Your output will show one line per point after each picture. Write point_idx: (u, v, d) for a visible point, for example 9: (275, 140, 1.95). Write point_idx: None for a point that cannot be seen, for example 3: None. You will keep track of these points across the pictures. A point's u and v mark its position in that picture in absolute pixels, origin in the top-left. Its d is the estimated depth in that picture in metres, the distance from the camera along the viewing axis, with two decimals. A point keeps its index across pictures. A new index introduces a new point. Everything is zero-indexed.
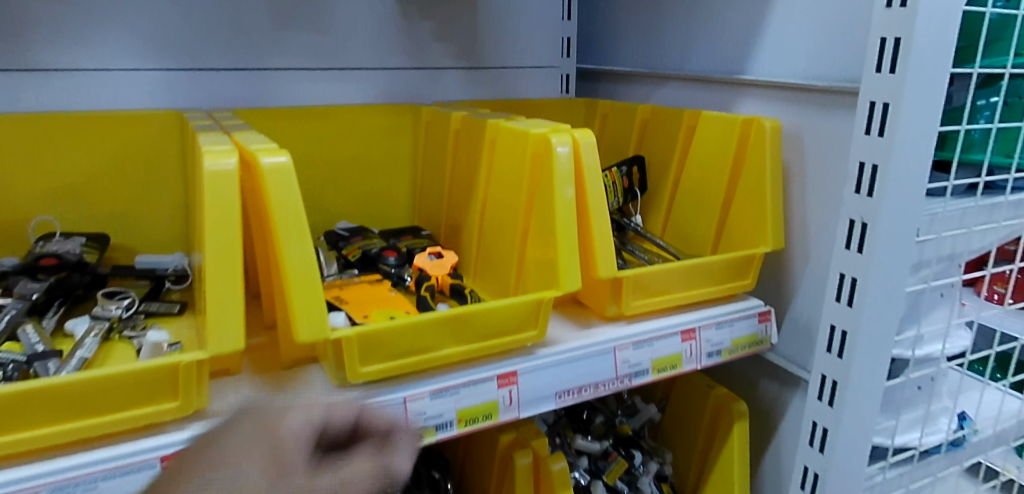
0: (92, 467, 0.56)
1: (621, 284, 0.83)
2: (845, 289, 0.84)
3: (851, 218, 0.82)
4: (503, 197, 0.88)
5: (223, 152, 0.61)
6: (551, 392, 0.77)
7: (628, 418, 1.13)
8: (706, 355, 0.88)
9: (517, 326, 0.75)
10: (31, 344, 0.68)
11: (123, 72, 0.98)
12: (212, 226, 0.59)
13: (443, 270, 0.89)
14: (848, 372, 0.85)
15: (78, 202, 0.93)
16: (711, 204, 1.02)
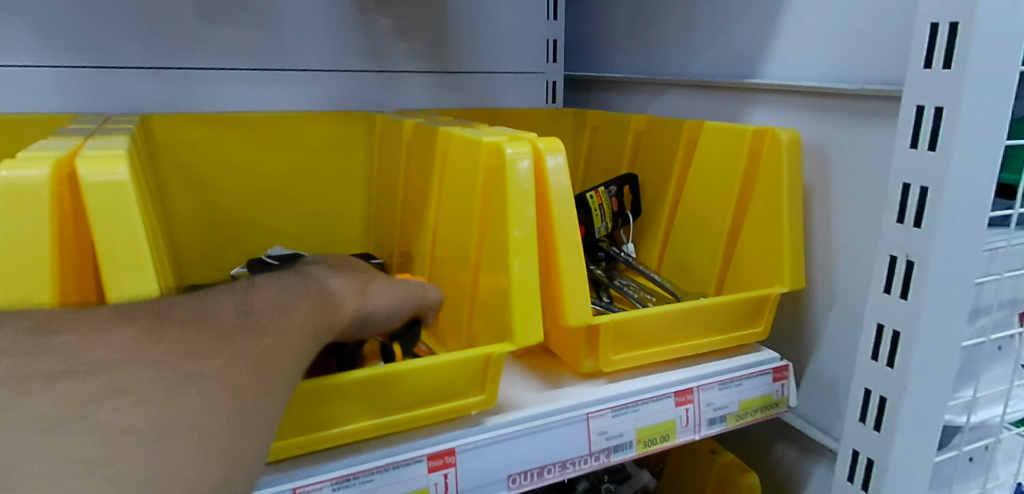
0: None
1: (599, 332, 0.66)
2: (884, 345, 0.66)
3: (893, 254, 0.65)
4: (455, 221, 0.72)
5: (35, 160, 0.47)
6: (502, 475, 0.60)
7: (618, 485, 0.94)
8: (707, 423, 0.70)
9: (457, 390, 0.59)
10: None
11: (17, 70, 0.85)
12: (6, 255, 0.45)
13: None
14: (889, 451, 0.67)
15: None
16: (715, 232, 0.85)
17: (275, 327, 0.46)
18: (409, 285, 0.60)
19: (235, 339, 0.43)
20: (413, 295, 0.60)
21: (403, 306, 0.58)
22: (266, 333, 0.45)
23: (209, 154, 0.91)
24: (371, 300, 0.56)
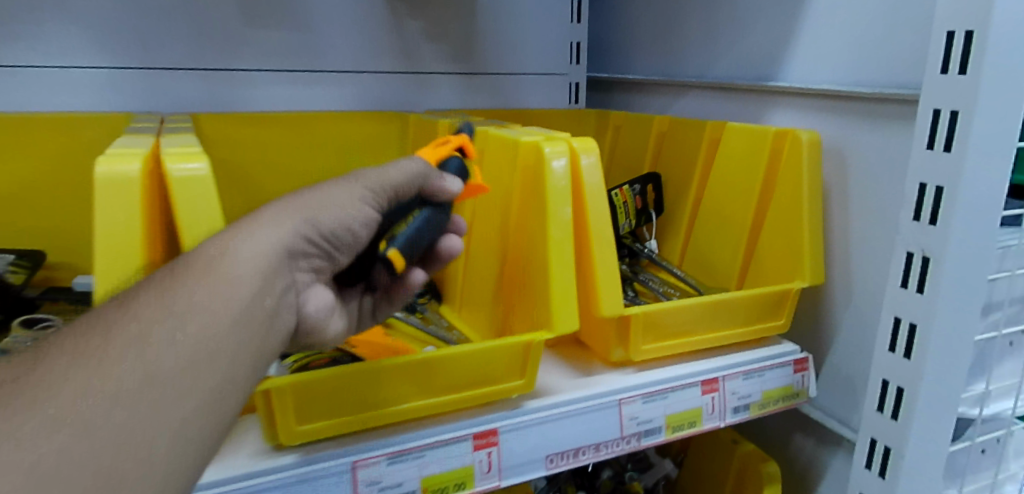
0: None
1: (629, 322, 0.70)
2: (901, 337, 0.69)
3: (909, 251, 0.68)
4: (491, 216, 0.75)
5: (125, 156, 0.50)
6: (541, 455, 0.63)
7: (640, 474, 0.98)
8: (731, 411, 0.73)
9: (499, 375, 0.62)
10: None
11: (76, 70, 0.90)
12: (102, 244, 0.47)
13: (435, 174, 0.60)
14: (905, 438, 0.70)
15: (22, 216, 0.84)
16: (737, 229, 0.89)
17: (173, 334, 0.40)
18: (355, 193, 0.53)
19: (86, 354, 0.38)
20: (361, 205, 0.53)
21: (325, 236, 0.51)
22: (117, 340, 0.39)
23: (250, 151, 0.96)
24: (280, 241, 0.48)
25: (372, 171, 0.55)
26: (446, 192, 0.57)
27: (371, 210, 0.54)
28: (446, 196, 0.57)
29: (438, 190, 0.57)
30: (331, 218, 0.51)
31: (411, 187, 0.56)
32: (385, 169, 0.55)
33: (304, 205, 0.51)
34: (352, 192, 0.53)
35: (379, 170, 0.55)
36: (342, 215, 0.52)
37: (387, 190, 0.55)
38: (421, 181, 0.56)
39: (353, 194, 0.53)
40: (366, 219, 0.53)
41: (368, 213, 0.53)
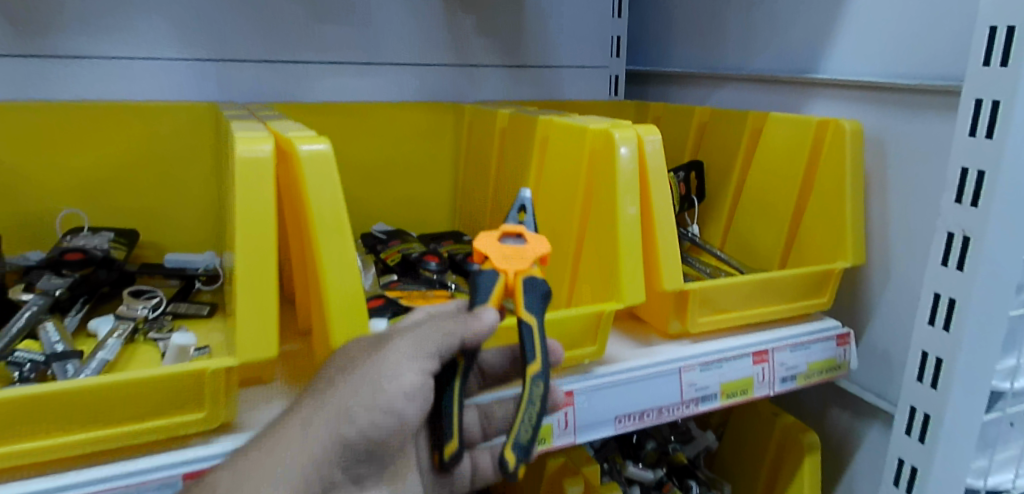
0: (106, 486, 0.50)
1: (687, 297, 0.75)
2: (940, 312, 0.74)
3: (950, 231, 0.73)
4: (553, 199, 0.81)
5: (258, 138, 0.55)
6: (609, 416, 0.69)
7: (682, 446, 1.03)
8: (780, 380, 0.79)
9: (573, 341, 0.68)
10: (51, 343, 0.64)
11: (160, 61, 0.96)
12: (245, 215, 0.53)
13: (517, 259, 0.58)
14: (944, 405, 0.75)
15: (110, 197, 0.90)
16: (778, 213, 0.94)
17: None
18: (393, 366, 0.51)
19: None
20: (402, 379, 0.51)
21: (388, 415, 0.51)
22: None
23: None
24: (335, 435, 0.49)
25: (412, 334, 0.53)
26: (481, 327, 0.53)
27: (416, 379, 0.51)
28: (485, 329, 0.53)
29: (477, 328, 0.53)
30: (369, 404, 0.50)
31: (452, 342, 0.53)
32: (425, 326, 0.53)
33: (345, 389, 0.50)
34: (388, 367, 0.51)
35: (416, 331, 0.53)
36: (383, 399, 0.50)
37: (428, 351, 0.52)
38: (457, 332, 0.53)
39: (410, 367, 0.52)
40: (407, 392, 0.51)
41: (414, 381, 0.51)
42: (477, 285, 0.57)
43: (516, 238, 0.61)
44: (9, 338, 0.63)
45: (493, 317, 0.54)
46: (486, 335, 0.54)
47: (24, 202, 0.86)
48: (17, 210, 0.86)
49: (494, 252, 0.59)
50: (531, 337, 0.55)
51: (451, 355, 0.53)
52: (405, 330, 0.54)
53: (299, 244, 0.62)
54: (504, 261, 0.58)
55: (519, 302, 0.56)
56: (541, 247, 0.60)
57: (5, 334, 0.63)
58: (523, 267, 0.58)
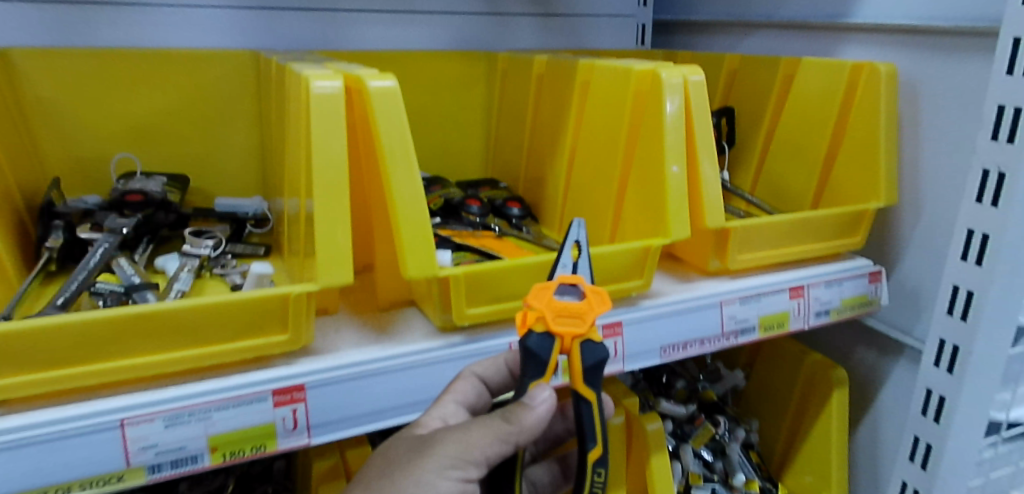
0: (207, 398, 0.52)
1: (727, 234, 0.78)
2: (973, 247, 0.77)
3: (986, 168, 0.75)
4: (594, 141, 0.83)
5: (329, 74, 0.58)
6: (656, 346, 0.72)
7: (711, 384, 1.07)
8: (815, 315, 0.82)
9: (622, 274, 0.71)
10: (128, 276, 0.67)
11: (200, 9, 0.97)
12: (322, 147, 0.56)
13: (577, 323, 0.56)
14: (973, 337, 0.78)
15: (160, 144, 0.92)
16: (810, 157, 0.95)
17: None
18: (430, 477, 0.52)
19: None
20: (442, 490, 0.52)
21: None
22: None
23: None
24: None
25: (453, 443, 0.53)
26: (527, 429, 0.53)
27: (456, 488, 0.52)
28: (535, 423, 0.53)
29: (525, 428, 0.53)
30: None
31: (497, 448, 0.53)
32: (468, 429, 0.53)
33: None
34: (427, 479, 0.52)
35: (459, 435, 0.53)
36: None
37: (472, 458, 0.53)
38: (502, 438, 0.53)
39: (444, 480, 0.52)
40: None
41: (452, 489, 0.52)
42: (538, 352, 0.55)
43: (571, 290, 0.58)
44: (88, 271, 0.66)
45: (547, 400, 0.53)
46: (534, 431, 0.54)
47: (81, 149, 0.88)
48: (74, 158, 0.88)
49: (553, 316, 0.56)
50: (593, 422, 0.57)
51: (496, 457, 0.53)
52: (449, 429, 0.54)
53: (370, 182, 0.65)
54: (560, 323, 0.56)
55: (577, 369, 0.56)
56: (599, 307, 0.56)
57: (84, 268, 0.66)
58: (580, 332, 0.55)
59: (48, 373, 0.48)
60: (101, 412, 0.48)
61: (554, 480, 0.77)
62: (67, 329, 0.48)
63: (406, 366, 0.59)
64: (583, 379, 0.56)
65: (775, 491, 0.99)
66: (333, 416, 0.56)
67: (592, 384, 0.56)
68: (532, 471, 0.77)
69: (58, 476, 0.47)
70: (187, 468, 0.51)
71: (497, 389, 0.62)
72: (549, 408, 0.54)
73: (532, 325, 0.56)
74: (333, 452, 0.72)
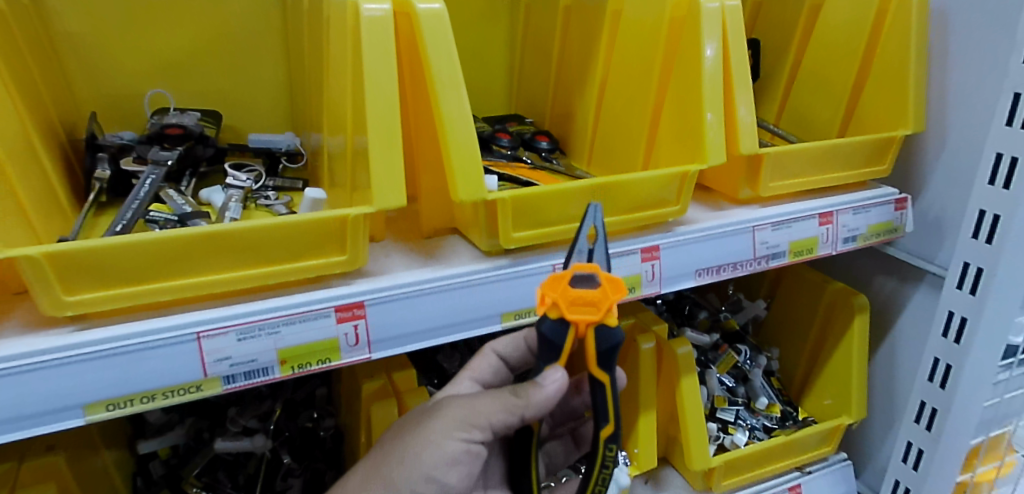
0: (276, 313, 0.55)
1: (760, 161, 0.79)
2: (1001, 170, 0.78)
3: (1017, 92, 0.76)
4: (627, 70, 0.83)
5: None
6: (691, 270, 0.75)
7: (733, 314, 1.10)
8: (843, 241, 0.84)
9: (659, 200, 0.72)
10: (179, 206, 0.69)
11: None
12: (374, 72, 0.57)
13: (591, 311, 0.57)
14: (998, 259, 0.80)
15: (191, 80, 0.91)
16: (836, 87, 0.96)
17: None
18: (439, 435, 0.59)
19: None
20: (447, 448, 0.59)
21: (434, 477, 0.59)
22: None
23: None
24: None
25: (463, 406, 0.60)
26: (531, 404, 0.59)
27: (461, 447, 0.60)
28: (541, 399, 0.59)
29: (530, 404, 0.59)
30: (415, 473, 0.58)
31: (501, 417, 0.60)
32: (479, 398, 0.61)
33: (398, 458, 0.59)
34: (435, 437, 0.59)
35: (470, 402, 0.61)
36: (427, 468, 0.59)
37: (478, 422, 0.60)
38: (507, 409, 0.60)
39: (452, 437, 0.60)
40: (450, 460, 0.59)
41: (456, 448, 0.59)
42: (550, 337, 0.58)
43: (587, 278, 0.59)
44: (140, 199, 0.66)
45: (558, 382, 0.58)
46: (539, 408, 0.59)
47: (111, 87, 0.87)
48: (106, 95, 0.87)
49: (567, 306, 0.57)
50: (606, 403, 0.60)
51: (502, 425, 0.60)
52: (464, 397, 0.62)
53: (419, 108, 0.66)
54: (575, 311, 0.57)
55: (592, 355, 0.58)
56: (614, 295, 0.58)
57: (135, 198, 0.66)
58: (595, 319, 0.57)
59: (124, 288, 0.51)
60: (180, 325, 0.52)
61: (567, 452, 0.82)
62: (145, 245, 0.50)
63: (458, 286, 0.62)
64: (598, 363, 0.59)
65: (795, 414, 1.03)
66: (394, 333, 0.59)
67: (607, 366, 0.59)
68: (549, 445, 0.82)
69: (142, 386, 0.51)
70: (259, 379, 0.54)
71: (517, 365, 0.73)
72: (558, 388, 0.59)
73: (547, 311, 0.58)
74: (380, 376, 0.76)
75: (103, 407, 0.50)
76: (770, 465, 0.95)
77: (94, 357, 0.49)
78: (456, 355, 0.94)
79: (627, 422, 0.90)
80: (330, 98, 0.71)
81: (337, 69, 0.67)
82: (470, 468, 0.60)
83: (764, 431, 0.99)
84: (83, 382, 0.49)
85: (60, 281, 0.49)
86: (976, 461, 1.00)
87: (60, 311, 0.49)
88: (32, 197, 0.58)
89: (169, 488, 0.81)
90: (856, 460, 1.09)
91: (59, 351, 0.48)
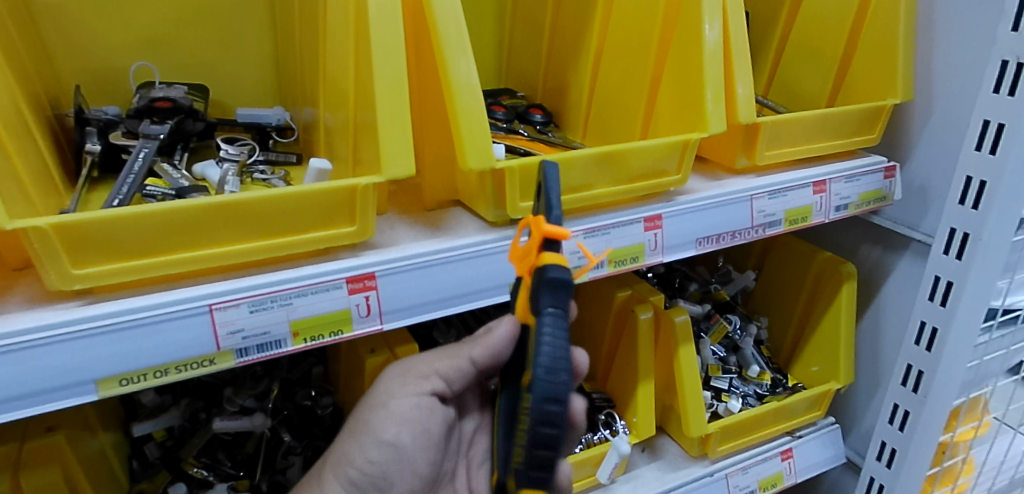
0: (289, 285, 0.54)
1: (757, 130, 0.79)
2: (988, 136, 0.80)
3: (1004, 59, 0.78)
4: (625, 40, 0.83)
5: None
6: (692, 238, 0.75)
7: (723, 285, 1.11)
8: (835, 209, 0.85)
9: (662, 168, 0.72)
10: (176, 180, 0.67)
11: None
12: (382, 39, 0.56)
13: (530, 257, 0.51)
14: (984, 224, 0.82)
15: (176, 53, 0.88)
16: (825, 59, 0.97)
17: None
18: (385, 397, 0.62)
19: None
20: (395, 405, 0.62)
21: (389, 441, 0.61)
22: None
23: None
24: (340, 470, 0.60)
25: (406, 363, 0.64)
26: (477, 343, 0.58)
27: (410, 403, 0.62)
28: (485, 338, 0.58)
29: (475, 342, 0.59)
30: (366, 439, 0.61)
31: (445, 361, 0.62)
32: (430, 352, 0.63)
33: (353, 427, 0.62)
34: (382, 400, 0.62)
35: (415, 359, 0.64)
36: (376, 431, 0.61)
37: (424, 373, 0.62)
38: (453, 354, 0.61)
39: (399, 394, 0.62)
40: (400, 418, 0.62)
41: (404, 404, 0.61)
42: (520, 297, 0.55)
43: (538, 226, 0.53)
44: (137, 174, 0.64)
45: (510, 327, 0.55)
46: (487, 350, 0.58)
47: (94, 60, 0.84)
48: (89, 68, 0.84)
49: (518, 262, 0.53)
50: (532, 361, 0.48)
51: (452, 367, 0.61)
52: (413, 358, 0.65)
53: (425, 78, 0.66)
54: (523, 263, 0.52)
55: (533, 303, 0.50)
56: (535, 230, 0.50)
57: (130, 172, 0.64)
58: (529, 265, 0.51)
59: (133, 261, 0.50)
60: (193, 298, 0.51)
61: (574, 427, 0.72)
62: (154, 216, 0.49)
63: (468, 256, 0.62)
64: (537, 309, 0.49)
65: (785, 381, 1.05)
66: (405, 304, 0.59)
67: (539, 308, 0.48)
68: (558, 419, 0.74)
69: (155, 360, 0.50)
70: (272, 352, 0.54)
71: None
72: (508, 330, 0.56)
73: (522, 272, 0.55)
74: (384, 350, 0.75)
75: (117, 383, 0.49)
76: (761, 431, 0.97)
77: (106, 330, 0.48)
78: (450, 330, 0.93)
79: (625, 391, 0.92)
80: (327, 69, 0.70)
81: (335, 37, 0.65)
82: (425, 425, 0.63)
83: (755, 397, 1.01)
84: (94, 357, 0.48)
85: (68, 254, 0.48)
86: (957, 422, 1.03)
87: (68, 285, 0.49)
88: (29, 172, 0.57)
89: (167, 470, 0.80)
90: (843, 424, 1.11)
91: (68, 325, 0.48)
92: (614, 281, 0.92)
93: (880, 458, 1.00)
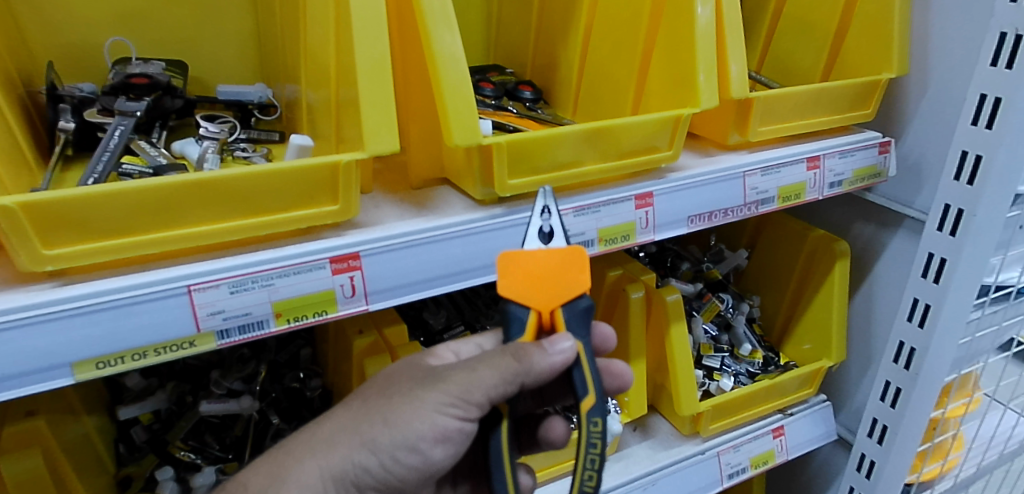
0: (271, 265, 0.53)
1: (749, 105, 0.78)
2: (985, 110, 0.79)
3: (1003, 31, 0.76)
4: (616, 13, 0.81)
5: None
6: (684, 216, 0.74)
7: (715, 264, 1.10)
8: (829, 186, 0.84)
9: (655, 145, 0.71)
10: (154, 159, 0.66)
11: None
12: (363, 12, 0.54)
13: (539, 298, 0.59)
14: (978, 199, 0.81)
15: (152, 29, 0.85)
16: (820, 34, 0.96)
17: None
18: (428, 410, 0.56)
19: None
20: (438, 423, 0.56)
21: (420, 448, 0.56)
22: None
23: None
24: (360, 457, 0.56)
25: (461, 382, 0.56)
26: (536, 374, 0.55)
27: (452, 423, 0.56)
28: (545, 365, 0.56)
29: (530, 372, 0.55)
30: (399, 438, 0.56)
31: (501, 388, 0.56)
32: (475, 370, 0.56)
33: (383, 418, 0.57)
34: (426, 412, 0.56)
35: (467, 376, 0.56)
36: (412, 438, 0.56)
37: (474, 398, 0.56)
38: (511, 376, 0.55)
39: (439, 407, 0.56)
40: (439, 435, 0.56)
41: (446, 422, 0.56)
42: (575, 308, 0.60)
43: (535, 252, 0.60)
44: (111, 151, 0.62)
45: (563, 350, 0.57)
46: (539, 377, 0.56)
47: (69, 36, 0.81)
48: (64, 45, 0.81)
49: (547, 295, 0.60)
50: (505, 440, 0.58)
51: (500, 396, 0.56)
52: (462, 375, 0.56)
53: (410, 53, 0.64)
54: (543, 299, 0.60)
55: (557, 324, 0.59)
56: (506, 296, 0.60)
57: (105, 149, 0.62)
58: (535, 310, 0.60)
59: (108, 240, 0.49)
60: (170, 279, 0.50)
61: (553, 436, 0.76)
62: (129, 194, 0.47)
63: (456, 235, 0.60)
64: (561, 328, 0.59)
65: (777, 359, 1.05)
66: (390, 284, 0.58)
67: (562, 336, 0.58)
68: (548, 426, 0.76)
69: (133, 342, 0.49)
70: (254, 333, 0.53)
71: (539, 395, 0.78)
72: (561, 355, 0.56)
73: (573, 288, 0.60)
74: (371, 332, 0.74)
75: (94, 366, 0.48)
76: (755, 408, 0.97)
77: (80, 311, 0.47)
78: (440, 311, 0.91)
79: None
80: (308, 42, 0.68)
81: (316, 12, 0.63)
82: (457, 444, 0.58)
83: (747, 376, 1.00)
84: (68, 340, 0.47)
85: (38, 233, 0.46)
86: (948, 398, 1.03)
87: (40, 266, 0.47)
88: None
89: (154, 454, 0.79)
90: (834, 402, 1.11)
91: (40, 307, 0.46)
92: (606, 261, 0.91)
93: (871, 435, 1.00)
